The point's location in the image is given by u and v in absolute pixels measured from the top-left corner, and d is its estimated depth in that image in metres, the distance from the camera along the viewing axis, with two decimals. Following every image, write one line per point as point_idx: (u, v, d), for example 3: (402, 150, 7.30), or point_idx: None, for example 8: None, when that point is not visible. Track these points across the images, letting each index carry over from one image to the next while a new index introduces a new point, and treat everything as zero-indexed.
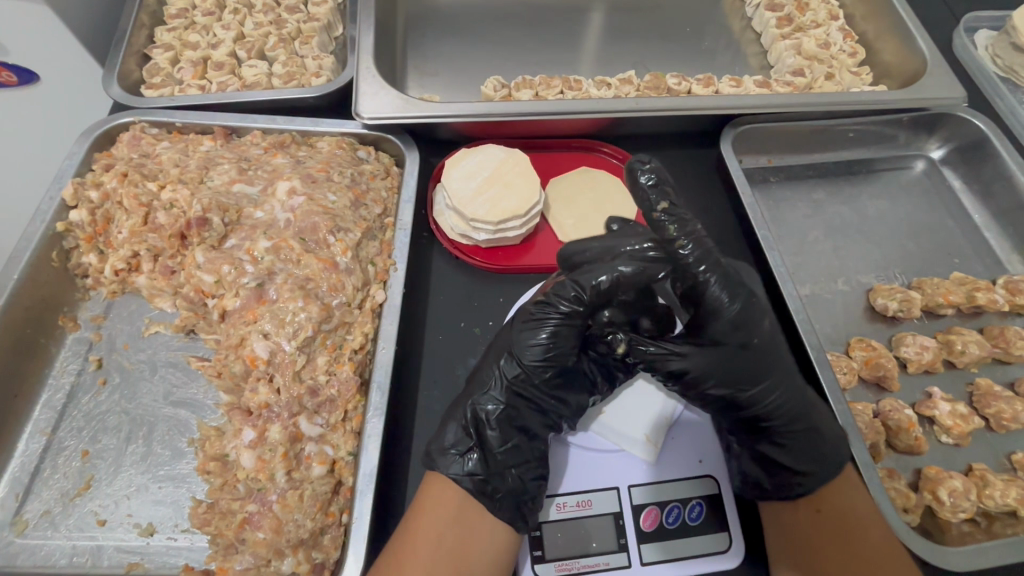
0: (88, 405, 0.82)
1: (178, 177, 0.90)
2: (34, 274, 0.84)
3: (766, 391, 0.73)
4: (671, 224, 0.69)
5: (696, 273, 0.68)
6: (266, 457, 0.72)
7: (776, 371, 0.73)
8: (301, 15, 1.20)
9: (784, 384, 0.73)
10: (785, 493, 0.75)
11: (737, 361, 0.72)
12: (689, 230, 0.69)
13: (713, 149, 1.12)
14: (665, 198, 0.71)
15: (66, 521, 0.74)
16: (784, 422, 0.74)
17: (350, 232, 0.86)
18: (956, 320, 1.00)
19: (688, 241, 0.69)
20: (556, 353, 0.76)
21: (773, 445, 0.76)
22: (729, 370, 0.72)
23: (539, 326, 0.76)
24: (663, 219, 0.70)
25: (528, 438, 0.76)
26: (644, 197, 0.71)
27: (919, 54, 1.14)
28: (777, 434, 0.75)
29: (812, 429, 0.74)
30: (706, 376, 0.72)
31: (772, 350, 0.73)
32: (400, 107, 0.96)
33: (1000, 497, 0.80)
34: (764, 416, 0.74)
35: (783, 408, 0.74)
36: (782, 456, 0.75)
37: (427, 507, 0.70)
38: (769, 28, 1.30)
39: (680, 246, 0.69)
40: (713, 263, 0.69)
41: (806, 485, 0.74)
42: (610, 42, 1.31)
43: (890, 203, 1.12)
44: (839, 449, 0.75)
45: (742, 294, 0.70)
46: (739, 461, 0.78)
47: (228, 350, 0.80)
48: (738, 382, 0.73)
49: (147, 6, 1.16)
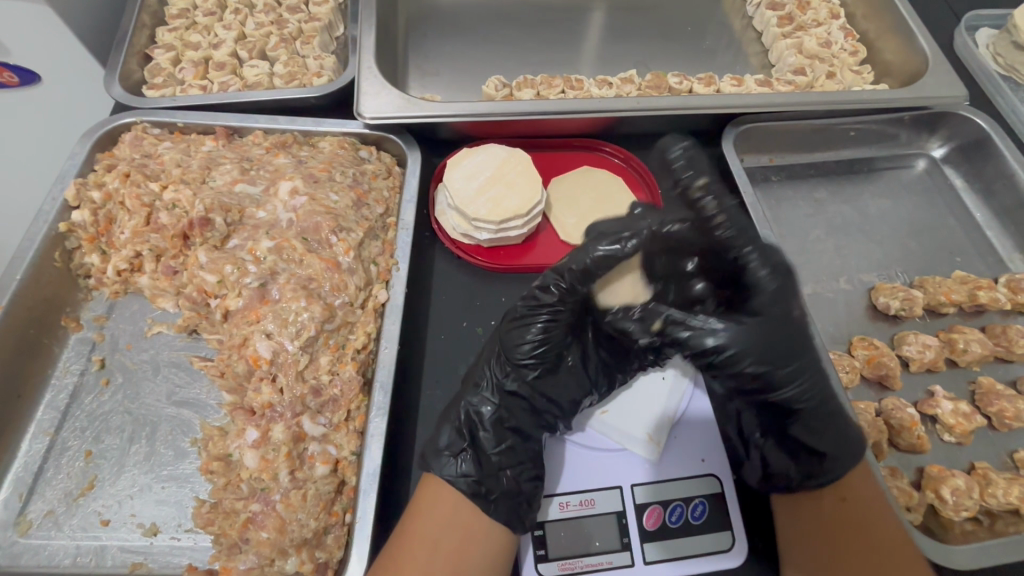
0: (91, 405, 0.82)
1: (180, 178, 0.90)
2: (36, 274, 0.84)
3: (803, 372, 0.69)
4: (707, 200, 0.72)
5: (733, 245, 0.70)
6: (269, 456, 0.72)
7: (811, 354, 0.70)
8: (302, 14, 1.20)
9: (817, 366, 0.70)
10: (815, 481, 0.72)
11: (779, 337, 0.67)
12: (722, 206, 0.72)
13: (715, 148, 1.13)
14: (702, 176, 0.74)
15: (70, 521, 0.74)
16: (816, 407, 0.71)
17: (353, 232, 0.86)
18: (958, 319, 1.00)
19: (725, 215, 0.71)
20: (544, 349, 0.77)
21: (803, 432, 0.72)
22: (771, 348, 0.67)
23: (527, 323, 0.76)
24: (699, 196, 0.73)
25: (522, 439, 0.76)
26: (679, 175, 0.74)
27: (920, 53, 1.14)
28: (807, 422, 0.72)
29: (839, 414, 0.72)
30: (747, 351, 0.66)
31: (807, 331, 0.70)
32: (402, 107, 0.96)
33: (1003, 495, 0.80)
34: (797, 400, 0.70)
35: (816, 392, 0.71)
36: (811, 444, 0.72)
37: (422, 508, 0.70)
38: (770, 27, 1.30)
39: (717, 219, 0.70)
40: (750, 236, 0.70)
41: (829, 476, 0.72)
42: (611, 41, 1.31)
43: (892, 202, 1.12)
44: (860, 437, 0.74)
45: (780, 267, 0.69)
46: (762, 450, 0.77)
47: (231, 350, 0.80)
48: (779, 360, 0.67)
49: (148, 6, 1.16)
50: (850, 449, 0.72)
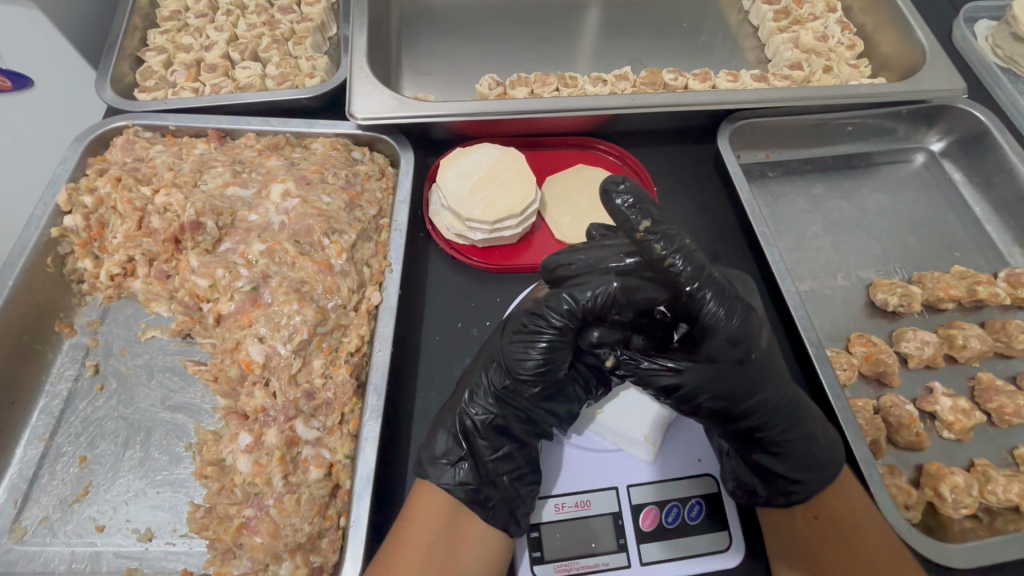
0: (86, 410, 0.82)
1: (172, 181, 0.89)
2: (29, 279, 0.84)
3: (759, 402, 0.70)
4: (657, 242, 0.63)
5: (691, 293, 0.63)
6: (262, 461, 0.72)
7: (769, 383, 0.70)
8: (294, 14, 1.20)
9: (777, 390, 0.71)
10: (783, 500, 0.74)
11: (732, 376, 0.69)
12: (678, 244, 0.63)
13: (710, 144, 1.12)
14: (648, 216, 0.65)
15: (65, 527, 0.74)
16: (779, 428, 0.72)
17: (345, 234, 0.85)
18: (957, 314, 1.00)
19: (677, 259, 0.63)
20: (547, 368, 0.73)
21: (767, 453, 0.74)
22: (722, 386, 0.69)
23: (529, 341, 0.72)
24: (648, 238, 0.64)
25: (519, 446, 0.75)
26: (624, 217, 0.65)
27: (918, 45, 1.13)
28: (772, 444, 0.73)
29: (805, 434, 0.73)
30: (698, 391, 0.69)
31: (770, 362, 0.70)
32: (395, 107, 0.96)
33: (1002, 493, 0.79)
34: (757, 426, 0.72)
35: (777, 415, 0.71)
36: (776, 465, 0.73)
37: (411, 523, 0.69)
38: (767, 21, 1.29)
39: (671, 265, 0.63)
40: (708, 279, 0.64)
41: (802, 492, 0.73)
42: (606, 38, 1.30)
43: (890, 197, 1.11)
44: (836, 451, 0.74)
45: (739, 307, 0.65)
46: (730, 462, 0.76)
47: (224, 354, 0.79)
48: (733, 395, 0.69)
49: (140, 9, 1.16)
50: (823, 468, 0.73)
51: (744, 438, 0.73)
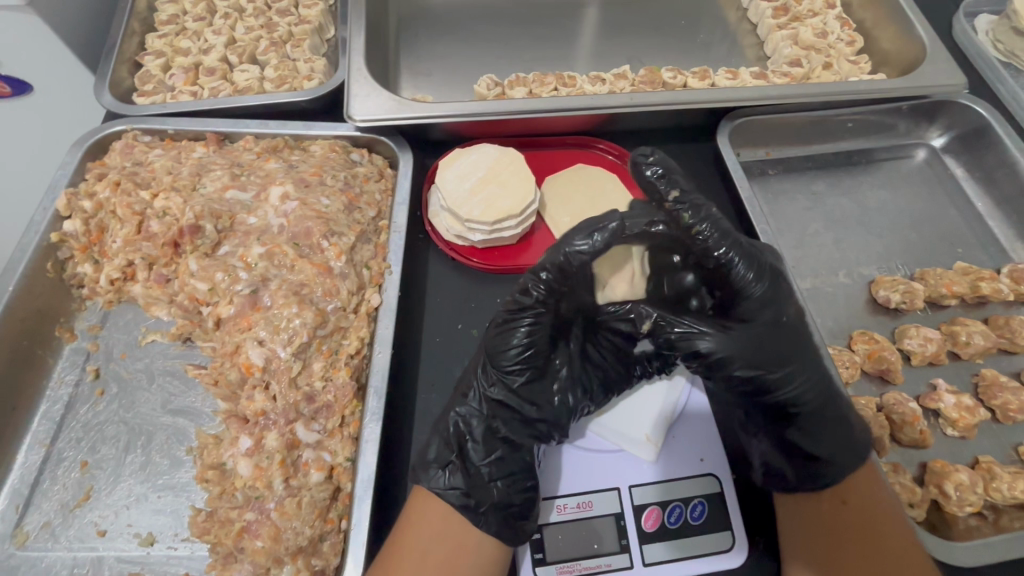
0: (87, 415, 0.82)
1: (170, 185, 0.89)
2: (29, 285, 0.84)
3: (792, 373, 0.71)
4: (686, 211, 0.72)
5: (719, 254, 0.70)
6: (263, 465, 0.72)
7: (800, 354, 0.72)
8: (292, 17, 1.20)
9: (807, 365, 0.72)
10: (819, 484, 0.72)
11: (768, 341, 0.70)
12: (705, 212, 0.71)
13: (710, 142, 1.11)
14: (676, 187, 0.74)
15: (67, 532, 0.74)
16: (812, 403, 0.73)
17: (344, 236, 0.85)
18: (960, 311, 0.99)
19: (705, 223, 0.71)
20: (532, 354, 0.73)
21: (800, 430, 0.74)
22: (758, 353, 0.69)
23: (510, 328, 0.72)
24: (677, 207, 0.72)
25: (513, 449, 0.74)
26: (654, 188, 0.75)
27: (918, 41, 1.12)
28: (805, 419, 0.73)
29: (837, 410, 0.73)
30: (733, 358, 0.68)
31: (799, 334, 0.73)
32: (393, 108, 0.96)
33: (1007, 490, 0.79)
34: (789, 399, 0.72)
35: (807, 388, 0.72)
36: (811, 444, 0.73)
37: (411, 526, 0.70)
38: (765, 18, 1.29)
39: (699, 229, 0.70)
40: (734, 242, 0.71)
41: (834, 475, 0.72)
42: (605, 37, 1.30)
43: (891, 194, 1.10)
44: (863, 435, 0.74)
45: (768, 272, 0.71)
46: (762, 447, 0.77)
47: (223, 358, 0.79)
48: (766, 362, 0.70)
49: (138, 13, 1.16)
50: (852, 451, 0.72)
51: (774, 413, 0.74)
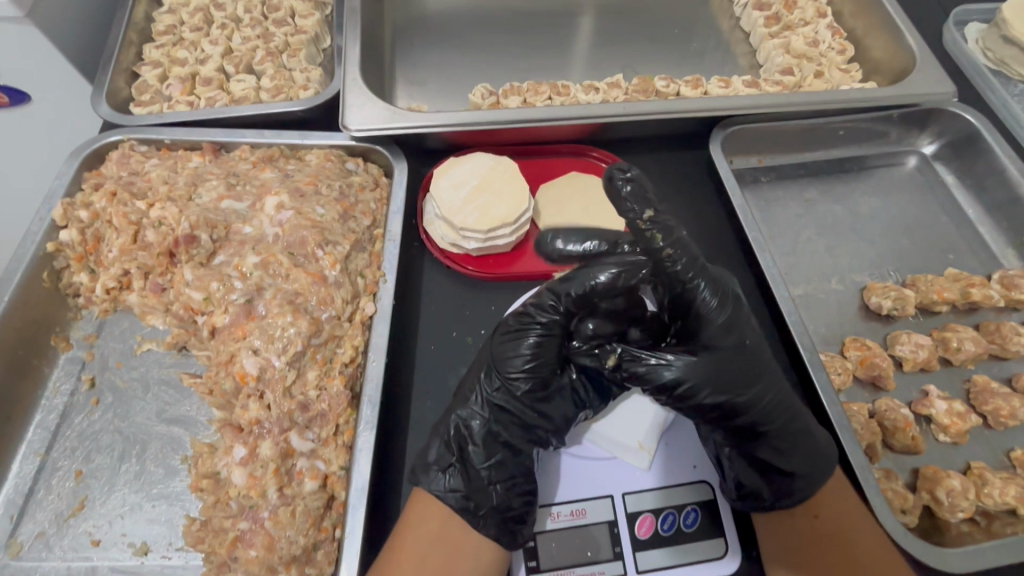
0: (82, 424, 0.82)
1: (166, 195, 0.90)
2: (25, 294, 0.84)
3: (759, 395, 0.70)
4: (658, 233, 0.70)
5: (686, 279, 0.69)
6: (257, 474, 0.72)
7: (766, 374, 0.71)
8: (288, 27, 1.21)
9: (773, 386, 0.71)
10: (788, 500, 0.73)
11: (733, 365, 0.69)
12: (675, 235, 0.70)
13: (703, 150, 1.12)
14: (649, 208, 0.72)
15: (61, 542, 0.74)
16: (780, 424, 0.72)
17: (339, 245, 0.86)
18: (952, 317, 1.00)
19: (673, 247, 0.69)
20: (538, 364, 0.74)
21: (769, 450, 0.73)
22: (722, 378, 0.69)
23: (520, 336, 0.74)
24: (649, 228, 0.70)
25: (513, 454, 0.75)
26: (628, 208, 0.72)
27: (908, 50, 1.14)
28: (775, 440, 0.72)
29: (805, 428, 0.73)
30: (699, 384, 0.68)
31: (763, 355, 0.72)
32: (388, 118, 0.96)
33: (999, 496, 0.79)
34: (758, 422, 0.71)
35: (776, 411, 0.71)
36: (781, 463, 0.72)
37: (408, 530, 0.70)
38: (757, 27, 1.30)
39: (668, 254, 0.69)
40: (699, 266, 0.70)
41: (806, 489, 0.72)
42: (599, 46, 1.31)
43: (883, 201, 1.11)
44: (831, 450, 0.74)
45: (729, 294, 0.71)
46: (734, 469, 0.74)
47: (218, 367, 0.80)
48: (733, 387, 0.69)
49: (136, 24, 1.17)
50: (821, 466, 0.73)
51: (744, 437, 0.73)
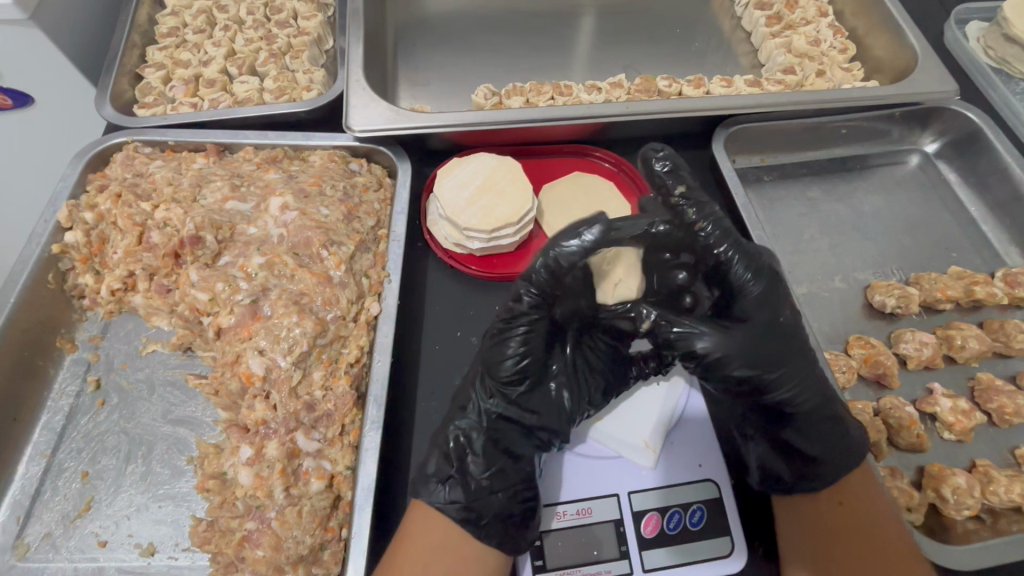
0: (88, 425, 0.82)
1: (171, 197, 0.90)
2: (31, 296, 0.85)
3: (790, 371, 0.72)
4: (690, 208, 0.74)
5: (719, 252, 0.72)
6: (264, 474, 0.72)
7: (798, 353, 0.72)
8: (291, 29, 1.21)
9: (806, 364, 0.73)
10: (812, 483, 0.73)
11: (765, 340, 0.70)
12: (709, 211, 0.73)
13: (705, 149, 1.12)
14: (684, 184, 0.76)
15: (67, 543, 0.74)
16: (809, 401, 0.73)
17: (344, 245, 0.86)
18: (955, 314, 1.00)
19: (707, 221, 0.73)
20: (528, 363, 0.74)
21: (796, 430, 0.74)
22: (755, 352, 0.70)
23: (505, 337, 0.73)
24: (681, 203, 0.75)
25: (513, 461, 0.75)
26: (662, 182, 0.77)
27: (910, 48, 1.14)
28: (802, 419, 0.74)
29: (832, 411, 0.74)
30: (733, 357, 0.69)
31: (798, 335, 0.73)
32: (391, 119, 0.96)
33: (1004, 493, 0.79)
34: (788, 399, 0.73)
35: (805, 390, 0.73)
36: (806, 443, 0.73)
37: (410, 534, 0.70)
38: (759, 27, 1.30)
39: (701, 227, 0.73)
40: (735, 241, 0.72)
41: (829, 474, 0.73)
42: (601, 46, 1.31)
43: (885, 200, 1.11)
44: (860, 435, 0.75)
45: (766, 271, 0.72)
46: (756, 446, 0.78)
47: (224, 367, 0.80)
48: (765, 362, 0.70)
49: (139, 26, 1.18)
50: (847, 451, 0.73)
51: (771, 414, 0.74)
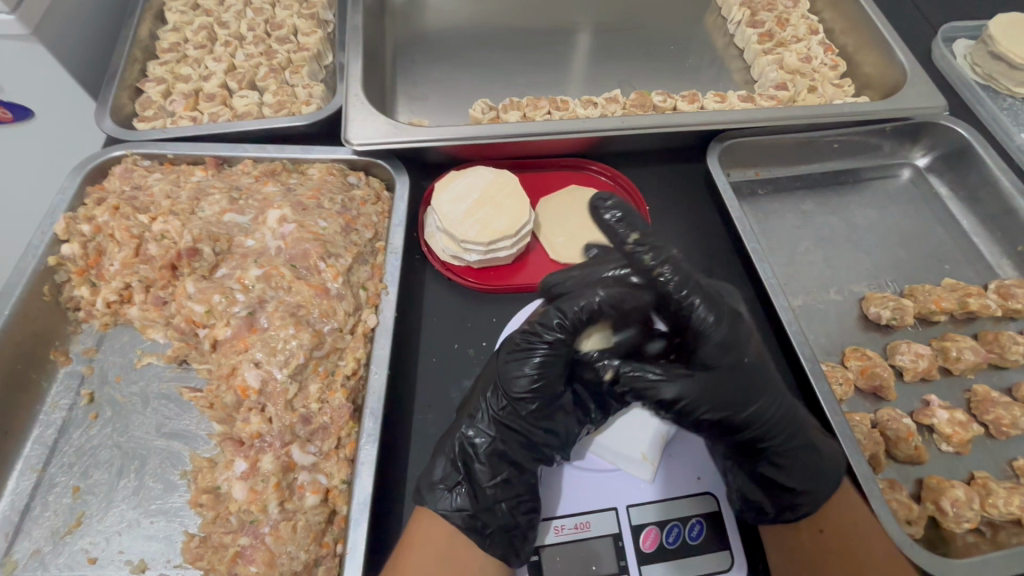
0: (80, 440, 0.81)
1: (169, 209, 0.91)
2: (25, 308, 0.84)
3: (758, 412, 0.70)
4: (645, 254, 0.67)
5: (680, 299, 0.67)
6: (258, 488, 0.71)
7: (766, 392, 0.71)
8: (291, 45, 1.23)
9: (774, 401, 0.71)
10: (791, 514, 0.73)
11: (729, 384, 0.69)
12: (665, 256, 0.67)
13: (701, 163, 1.14)
14: (635, 229, 0.68)
15: (56, 560, 0.73)
16: (779, 439, 0.72)
17: (341, 258, 0.86)
18: (950, 326, 1.00)
19: (665, 267, 0.67)
20: (544, 383, 0.72)
21: (770, 465, 0.73)
22: (718, 396, 0.69)
23: (524, 356, 0.71)
24: (637, 251, 0.67)
25: (518, 471, 0.74)
26: (613, 232, 0.68)
27: (899, 65, 1.16)
28: (776, 455, 0.73)
29: (807, 444, 0.73)
30: (698, 402, 0.69)
31: (764, 372, 0.71)
32: (389, 133, 0.98)
33: (1003, 505, 0.79)
34: (759, 437, 0.72)
35: (778, 426, 0.72)
36: (782, 478, 0.73)
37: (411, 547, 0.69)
38: (751, 44, 1.33)
39: (660, 273, 0.67)
40: (694, 285, 0.67)
41: (807, 503, 0.73)
42: (596, 63, 1.34)
43: (878, 213, 1.13)
44: (837, 462, 0.75)
45: (727, 312, 0.68)
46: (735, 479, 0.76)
47: (220, 380, 0.80)
48: (733, 403, 0.69)
49: (140, 42, 1.19)
50: (825, 479, 0.73)
51: (746, 451, 0.73)
